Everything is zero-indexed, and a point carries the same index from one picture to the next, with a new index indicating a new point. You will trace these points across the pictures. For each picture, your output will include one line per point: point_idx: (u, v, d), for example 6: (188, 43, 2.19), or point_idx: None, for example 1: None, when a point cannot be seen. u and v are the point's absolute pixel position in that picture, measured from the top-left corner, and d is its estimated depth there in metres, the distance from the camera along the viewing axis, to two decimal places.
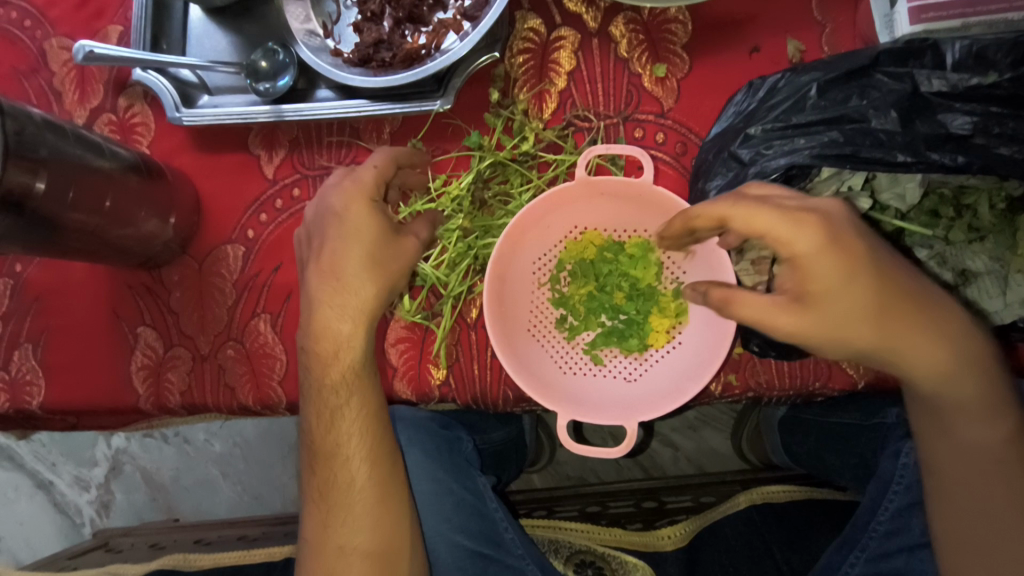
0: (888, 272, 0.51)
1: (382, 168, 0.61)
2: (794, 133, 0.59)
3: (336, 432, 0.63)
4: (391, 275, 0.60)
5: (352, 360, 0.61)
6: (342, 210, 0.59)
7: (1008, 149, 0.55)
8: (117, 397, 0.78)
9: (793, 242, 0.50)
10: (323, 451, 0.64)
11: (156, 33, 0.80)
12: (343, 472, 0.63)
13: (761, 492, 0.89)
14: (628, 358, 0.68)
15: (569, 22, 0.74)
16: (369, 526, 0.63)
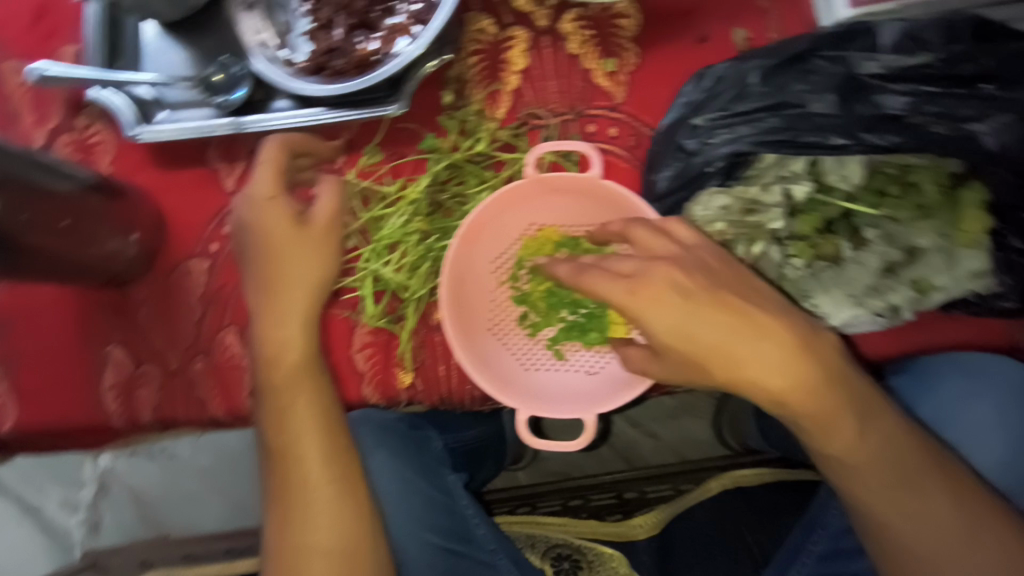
0: (731, 304, 0.55)
1: (274, 161, 0.64)
2: (733, 121, 0.60)
3: (289, 433, 0.64)
4: (314, 263, 0.66)
5: (301, 357, 0.66)
6: (254, 219, 0.64)
7: (942, 127, 0.55)
8: (89, 416, 0.78)
9: (628, 304, 0.55)
10: (280, 451, 0.65)
11: (111, 52, 0.81)
12: (296, 471, 0.64)
13: (732, 476, 0.93)
14: (590, 352, 0.69)
15: (519, 21, 0.74)
16: (327, 522, 0.63)
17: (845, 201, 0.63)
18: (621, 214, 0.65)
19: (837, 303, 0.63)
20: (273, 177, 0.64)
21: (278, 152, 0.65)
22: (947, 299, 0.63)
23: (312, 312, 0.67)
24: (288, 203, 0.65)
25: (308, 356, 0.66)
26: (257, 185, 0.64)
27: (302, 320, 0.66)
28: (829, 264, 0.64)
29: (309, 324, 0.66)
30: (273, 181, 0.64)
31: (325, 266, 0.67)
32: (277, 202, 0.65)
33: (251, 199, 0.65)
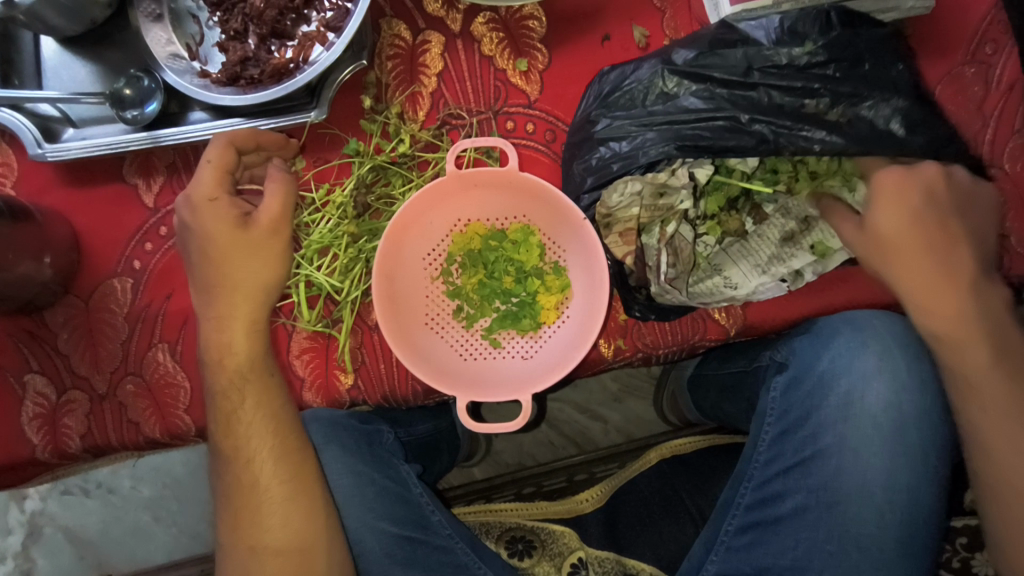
0: (951, 219, 0.62)
1: (217, 159, 0.62)
2: (637, 119, 0.64)
3: (236, 437, 0.64)
4: (260, 267, 0.64)
5: (242, 361, 0.64)
6: (197, 224, 0.62)
7: (831, 106, 0.61)
8: (9, 451, 0.74)
9: (880, 181, 0.62)
10: (228, 458, 0.65)
11: (6, 69, 0.77)
12: (246, 472, 0.64)
13: (669, 446, 1.00)
14: (524, 338, 0.72)
15: (432, 25, 0.77)
16: (277, 522, 0.64)
17: (744, 181, 0.67)
18: (543, 203, 0.69)
19: (747, 273, 0.69)
20: (219, 176, 0.62)
21: (222, 151, 0.63)
22: (844, 261, 0.69)
23: (254, 317, 0.65)
24: (233, 204, 0.63)
25: (246, 363, 0.64)
26: (196, 187, 0.61)
27: (245, 324, 0.64)
28: (734, 238, 0.70)
29: (252, 330, 0.65)
30: (215, 180, 0.62)
31: (270, 269, 0.64)
32: (220, 203, 0.62)
33: (193, 199, 0.62)
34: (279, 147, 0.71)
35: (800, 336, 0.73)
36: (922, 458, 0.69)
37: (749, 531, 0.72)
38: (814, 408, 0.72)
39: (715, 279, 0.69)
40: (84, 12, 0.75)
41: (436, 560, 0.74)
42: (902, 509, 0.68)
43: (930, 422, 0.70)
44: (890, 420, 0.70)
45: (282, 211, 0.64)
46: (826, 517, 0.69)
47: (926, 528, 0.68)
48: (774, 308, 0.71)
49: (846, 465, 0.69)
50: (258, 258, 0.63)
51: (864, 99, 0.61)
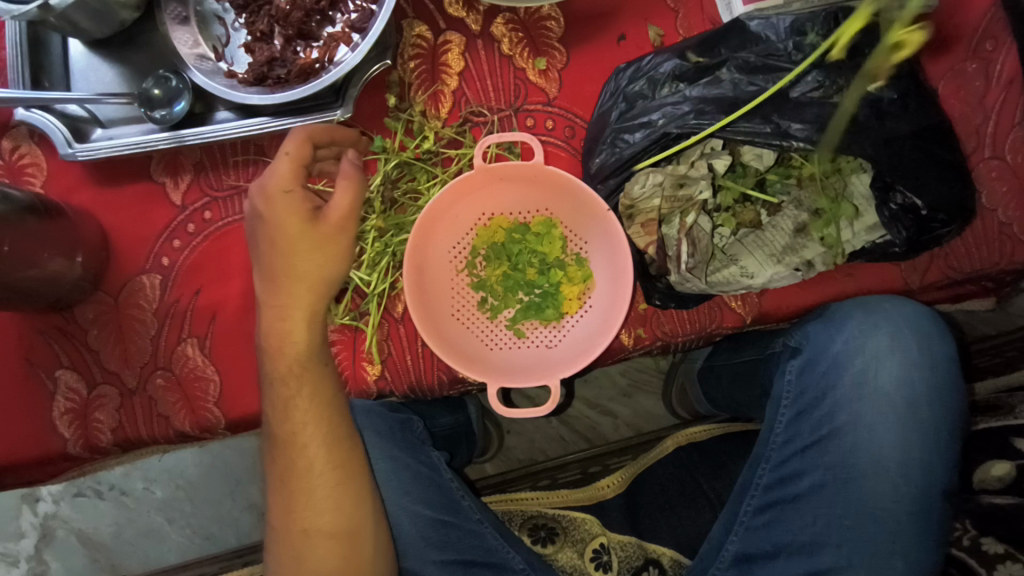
0: None
1: (295, 153, 0.63)
2: (648, 116, 0.67)
3: (291, 426, 0.67)
4: (324, 260, 0.65)
5: (301, 352, 0.67)
6: (272, 213, 0.63)
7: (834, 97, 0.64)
8: (41, 446, 0.75)
9: None
10: (278, 446, 0.68)
11: (35, 71, 0.79)
12: (301, 458, 0.68)
13: (685, 434, 1.03)
14: (547, 328, 0.75)
15: (452, 26, 0.79)
16: (326, 506, 0.68)
17: (758, 176, 0.71)
18: (565, 194, 0.72)
19: (762, 262, 0.71)
20: (294, 169, 0.63)
21: (300, 145, 0.64)
22: (853, 252, 0.71)
23: (313, 305, 0.67)
24: (308, 197, 0.64)
25: (305, 351, 0.67)
26: (271, 179, 0.62)
27: (309, 316, 0.67)
28: (750, 229, 0.72)
29: (308, 318, 0.67)
30: (291, 174, 0.63)
31: (333, 265, 0.65)
32: (294, 196, 0.63)
33: (268, 186, 0.63)
34: (351, 142, 0.73)
35: (811, 321, 0.75)
36: (934, 434, 0.72)
37: (768, 510, 0.74)
38: (828, 389, 0.74)
39: (731, 269, 0.71)
40: (112, 16, 0.76)
41: (471, 544, 0.79)
42: (915, 484, 0.70)
43: (938, 399, 0.73)
44: (901, 396, 0.72)
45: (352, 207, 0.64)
46: (843, 493, 0.71)
47: (940, 502, 0.71)
48: (787, 296, 0.73)
49: (862, 442, 0.72)
50: (328, 253, 0.65)
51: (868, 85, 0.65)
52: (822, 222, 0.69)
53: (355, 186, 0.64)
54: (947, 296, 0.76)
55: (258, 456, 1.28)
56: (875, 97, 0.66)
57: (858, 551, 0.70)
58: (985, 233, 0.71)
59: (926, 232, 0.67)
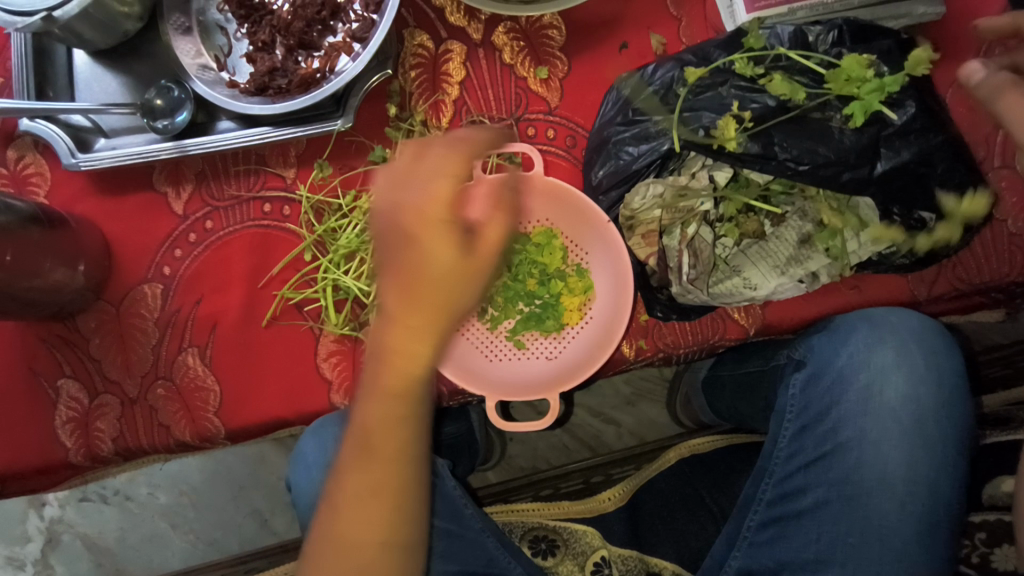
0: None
1: (460, 173, 0.48)
2: (650, 127, 0.66)
3: (363, 441, 0.52)
4: (456, 294, 0.48)
5: (404, 391, 0.50)
6: (413, 231, 0.47)
7: (838, 116, 0.63)
8: (43, 454, 0.75)
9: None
10: (348, 459, 0.53)
11: (40, 82, 0.80)
12: (348, 527, 0.52)
13: (688, 445, 1.02)
14: (548, 339, 0.75)
15: (454, 35, 0.79)
16: (375, 544, 0.52)
17: (761, 186, 0.70)
18: (564, 202, 0.72)
19: (766, 274, 0.70)
20: (455, 179, 0.48)
21: (465, 160, 0.49)
22: (860, 263, 0.69)
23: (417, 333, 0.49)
24: (453, 213, 0.48)
25: (410, 388, 0.50)
26: (416, 179, 0.47)
27: (426, 348, 0.49)
28: (753, 240, 0.71)
29: (426, 347, 0.49)
30: (444, 196, 0.47)
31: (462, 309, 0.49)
32: (441, 225, 0.48)
33: (406, 208, 0.47)
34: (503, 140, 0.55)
35: (815, 333, 0.74)
36: (941, 451, 0.70)
37: (770, 526, 0.73)
38: (833, 404, 0.73)
39: (734, 281, 0.70)
40: (116, 26, 0.77)
41: (470, 556, 0.78)
42: (920, 501, 0.69)
43: (945, 414, 0.71)
44: (907, 412, 0.71)
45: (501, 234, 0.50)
46: (848, 510, 0.70)
47: (947, 522, 0.69)
48: (791, 308, 0.72)
49: (866, 458, 0.71)
50: (466, 284, 0.49)
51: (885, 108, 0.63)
52: (828, 234, 0.68)
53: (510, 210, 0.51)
54: (956, 308, 0.74)
55: (261, 461, 1.29)
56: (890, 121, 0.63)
57: (864, 569, 0.68)
58: (994, 245, 0.69)
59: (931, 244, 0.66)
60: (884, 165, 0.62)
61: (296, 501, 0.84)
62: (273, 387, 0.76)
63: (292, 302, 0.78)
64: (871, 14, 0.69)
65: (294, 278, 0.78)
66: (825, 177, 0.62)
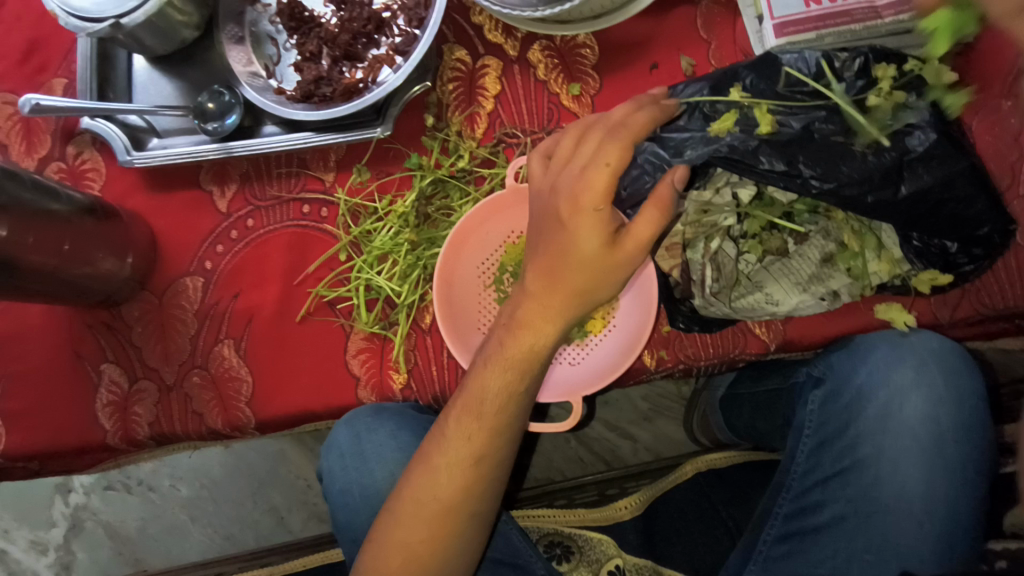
0: None
1: (614, 167, 0.59)
2: (677, 142, 0.68)
3: (477, 394, 0.65)
4: (595, 278, 0.62)
5: (523, 353, 0.65)
6: (570, 208, 0.61)
7: (862, 146, 0.64)
8: (84, 435, 0.79)
9: None
10: (453, 416, 0.66)
11: (101, 84, 0.85)
12: (446, 458, 0.65)
13: (705, 460, 1.02)
14: (571, 346, 0.77)
15: (491, 51, 0.82)
16: (450, 474, 0.65)
17: (785, 205, 0.71)
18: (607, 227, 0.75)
19: (788, 290, 0.71)
20: (607, 169, 0.60)
21: (619, 155, 0.60)
22: (879, 284, 0.70)
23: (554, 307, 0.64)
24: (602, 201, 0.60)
25: (528, 353, 0.65)
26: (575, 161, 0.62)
27: (555, 325, 0.65)
28: (777, 258, 0.72)
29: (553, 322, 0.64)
30: (601, 192, 0.59)
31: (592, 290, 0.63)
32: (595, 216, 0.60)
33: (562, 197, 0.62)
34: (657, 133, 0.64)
35: (834, 351, 0.76)
36: (961, 472, 0.70)
37: (787, 541, 0.74)
38: (851, 420, 0.74)
39: (756, 296, 0.71)
40: (175, 35, 0.82)
41: (498, 547, 0.80)
42: (940, 521, 0.69)
43: (967, 436, 0.71)
44: (925, 431, 0.72)
45: (647, 238, 0.60)
46: (865, 527, 0.71)
47: (965, 543, 0.69)
48: (813, 326, 0.73)
49: (884, 476, 0.71)
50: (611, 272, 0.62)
51: (908, 138, 0.64)
52: (847, 255, 0.69)
53: (661, 218, 0.59)
54: (980, 334, 0.74)
55: (283, 458, 1.32)
56: (910, 148, 0.63)
57: None
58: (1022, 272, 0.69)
59: (953, 268, 0.68)
60: (908, 188, 0.63)
61: (327, 491, 0.86)
62: (302, 379, 0.79)
63: (325, 300, 0.81)
64: (897, 42, 0.71)
65: (328, 277, 0.81)
66: (847, 196, 0.64)
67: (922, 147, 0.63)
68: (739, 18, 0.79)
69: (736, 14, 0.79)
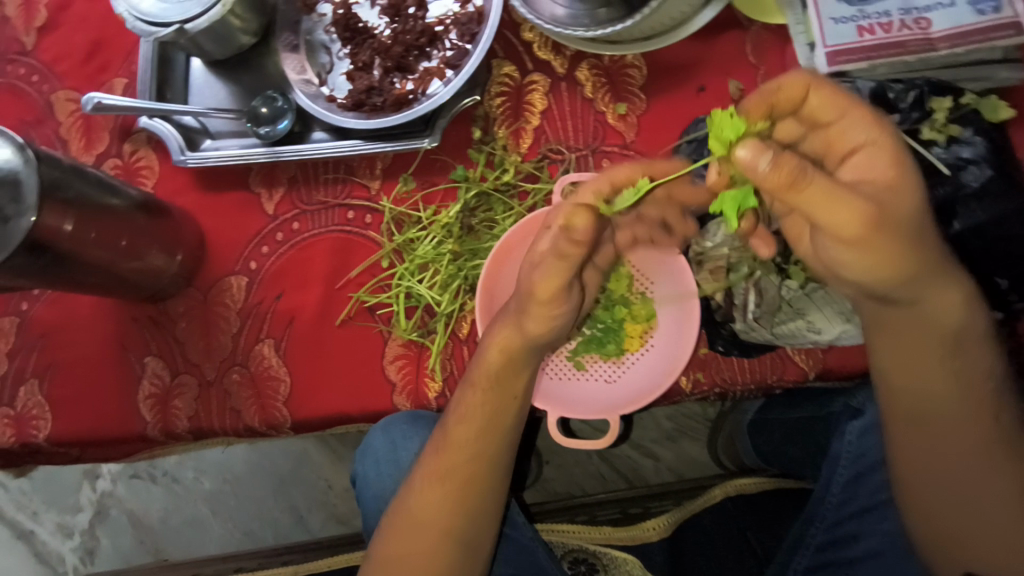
0: (874, 212, 0.50)
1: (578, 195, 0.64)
2: None
3: (454, 443, 0.71)
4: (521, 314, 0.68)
5: (488, 380, 0.70)
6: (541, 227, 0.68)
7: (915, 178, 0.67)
8: (125, 425, 0.81)
9: (842, 217, 0.49)
10: (440, 432, 0.73)
11: (160, 84, 0.88)
12: (461, 458, 0.71)
13: (735, 484, 1.00)
14: (608, 363, 0.77)
15: (540, 68, 0.84)
16: (448, 478, 0.71)
17: None
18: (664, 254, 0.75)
19: (830, 318, 0.69)
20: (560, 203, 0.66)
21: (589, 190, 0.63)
22: None
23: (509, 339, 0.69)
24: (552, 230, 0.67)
25: (489, 379, 0.70)
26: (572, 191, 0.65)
27: (501, 356, 0.69)
28: (820, 286, 0.70)
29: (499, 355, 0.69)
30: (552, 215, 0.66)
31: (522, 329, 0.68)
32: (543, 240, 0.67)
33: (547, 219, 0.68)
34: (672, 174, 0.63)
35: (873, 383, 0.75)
36: None
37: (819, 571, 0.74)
38: None
39: (798, 323, 0.70)
40: (233, 40, 0.84)
41: (505, 552, 0.82)
42: None
43: None
44: None
45: (553, 283, 0.64)
46: (902, 561, 0.71)
47: None
48: (854, 355, 0.72)
49: None
50: (541, 312, 0.67)
51: (965, 172, 0.65)
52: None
53: (561, 270, 0.63)
54: None
55: (306, 457, 1.33)
56: (963, 184, 0.65)
57: None
58: None
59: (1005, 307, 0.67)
60: (961, 223, 0.65)
61: (361, 493, 0.89)
62: (340, 382, 0.80)
63: (366, 305, 0.82)
64: (952, 74, 0.70)
65: (370, 283, 0.82)
66: None
67: (976, 182, 0.65)
68: (790, 44, 0.79)
69: (787, 40, 0.79)
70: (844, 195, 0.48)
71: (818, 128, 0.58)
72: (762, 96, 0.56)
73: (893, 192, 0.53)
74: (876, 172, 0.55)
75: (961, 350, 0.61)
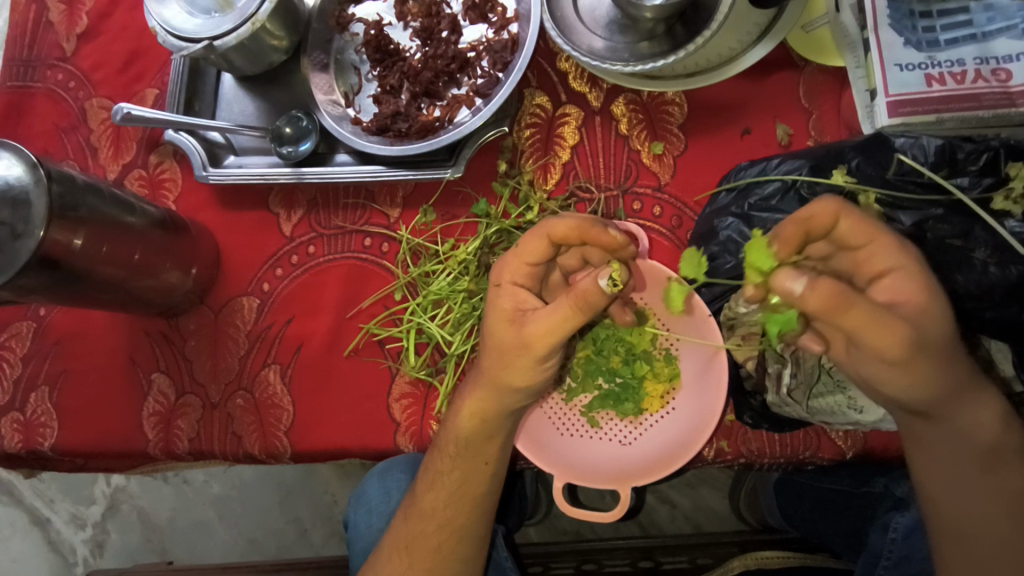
0: (914, 337, 0.48)
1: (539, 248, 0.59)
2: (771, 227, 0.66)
3: (423, 512, 0.68)
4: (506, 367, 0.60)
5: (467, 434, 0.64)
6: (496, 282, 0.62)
7: (983, 253, 0.61)
8: (127, 441, 0.80)
9: (883, 341, 0.47)
10: (424, 487, 0.68)
11: (189, 96, 0.87)
12: (456, 519, 0.67)
13: (754, 557, 0.89)
14: (622, 422, 0.72)
15: (574, 100, 0.79)
16: (442, 536, 0.67)
17: None
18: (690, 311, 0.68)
19: None
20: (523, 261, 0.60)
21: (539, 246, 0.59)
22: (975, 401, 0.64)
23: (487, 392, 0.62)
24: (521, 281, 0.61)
25: (468, 438, 0.65)
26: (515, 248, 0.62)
27: (477, 413, 0.63)
28: None
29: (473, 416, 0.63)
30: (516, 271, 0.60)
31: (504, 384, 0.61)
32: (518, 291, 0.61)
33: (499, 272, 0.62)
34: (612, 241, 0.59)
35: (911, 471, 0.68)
36: None
37: None
38: None
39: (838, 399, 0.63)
40: (264, 57, 0.83)
41: None
42: None
43: None
44: None
45: (550, 336, 0.57)
46: None
47: None
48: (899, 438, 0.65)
49: None
50: (525, 365, 0.59)
51: None
52: None
53: (571, 313, 0.55)
54: None
55: (315, 470, 1.32)
56: None
57: None
58: None
59: None
60: None
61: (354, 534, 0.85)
62: (343, 418, 0.77)
63: (376, 338, 0.79)
64: None
65: (381, 315, 0.79)
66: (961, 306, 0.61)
67: None
68: (848, 89, 0.73)
69: (845, 84, 0.73)
70: (891, 317, 0.47)
71: (847, 249, 0.54)
72: (796, 224, 0.51)
73: (925, 317, 0.50)
74: (915, 298, 0.50)
75: (1004, 466, 0.57)
